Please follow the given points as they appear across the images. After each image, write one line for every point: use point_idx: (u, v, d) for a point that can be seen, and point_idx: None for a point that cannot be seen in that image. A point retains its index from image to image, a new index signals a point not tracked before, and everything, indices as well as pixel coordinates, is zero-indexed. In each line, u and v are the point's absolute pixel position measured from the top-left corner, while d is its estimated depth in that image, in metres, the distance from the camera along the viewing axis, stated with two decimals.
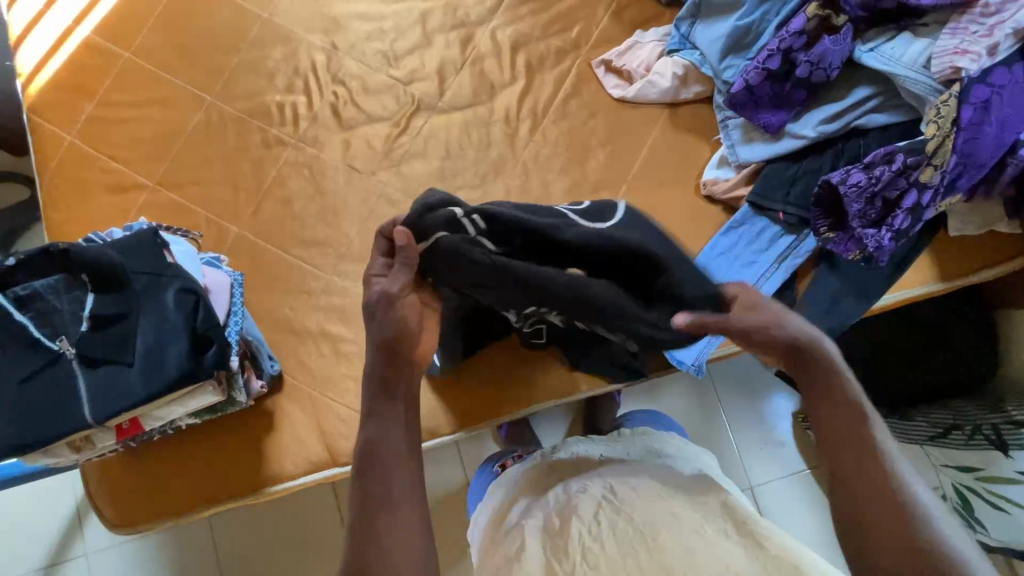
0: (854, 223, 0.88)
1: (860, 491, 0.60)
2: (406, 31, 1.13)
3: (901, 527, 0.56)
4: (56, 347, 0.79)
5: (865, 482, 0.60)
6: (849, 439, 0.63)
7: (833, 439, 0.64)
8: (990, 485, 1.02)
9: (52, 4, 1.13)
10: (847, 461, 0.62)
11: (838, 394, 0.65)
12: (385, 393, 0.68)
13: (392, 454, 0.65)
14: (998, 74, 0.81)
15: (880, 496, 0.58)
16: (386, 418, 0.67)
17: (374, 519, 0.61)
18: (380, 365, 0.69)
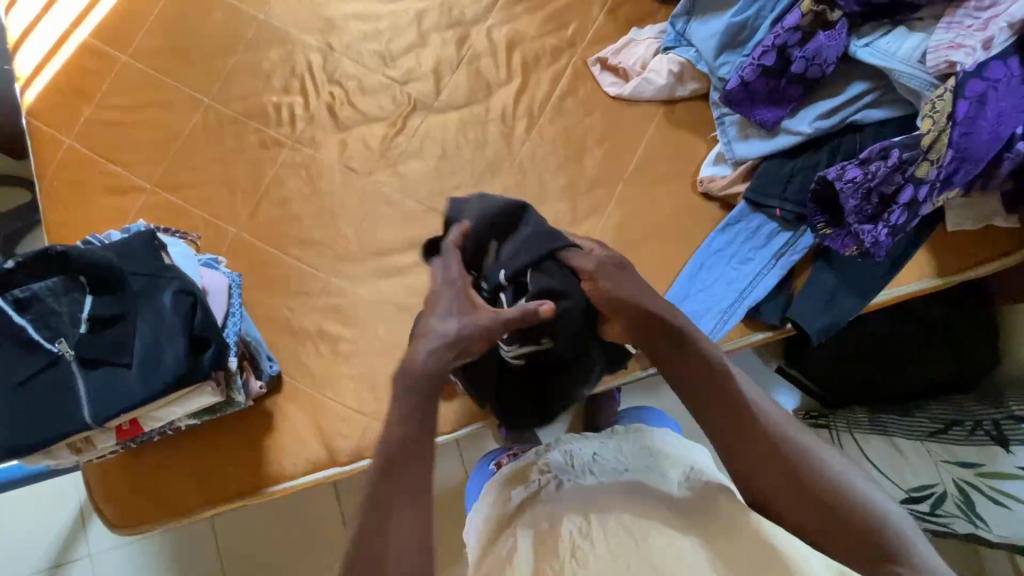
0: (850, 218, 0.88)
1: (773, 474, 0.63)
2: (402, 31, 1.13)
3: (814, 496, 0.61)
4: (55, 348, 0.79)
5: (774, 468, 0.63)
6: (748, 429, 0.65)
7: (727, 434, 0.66)
8: (991, 481, 0.98)
9: (49, 8, 1.13)
10: (752, 451, 0.64)
11: (720, 384, 0.67)
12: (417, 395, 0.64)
13: (415, 464, 0.62)
14: (994, 67, 0.78)
15: (789, 471, 0.63)
16: (414, 431, 0.63)
17: (387, 516, 0.59)
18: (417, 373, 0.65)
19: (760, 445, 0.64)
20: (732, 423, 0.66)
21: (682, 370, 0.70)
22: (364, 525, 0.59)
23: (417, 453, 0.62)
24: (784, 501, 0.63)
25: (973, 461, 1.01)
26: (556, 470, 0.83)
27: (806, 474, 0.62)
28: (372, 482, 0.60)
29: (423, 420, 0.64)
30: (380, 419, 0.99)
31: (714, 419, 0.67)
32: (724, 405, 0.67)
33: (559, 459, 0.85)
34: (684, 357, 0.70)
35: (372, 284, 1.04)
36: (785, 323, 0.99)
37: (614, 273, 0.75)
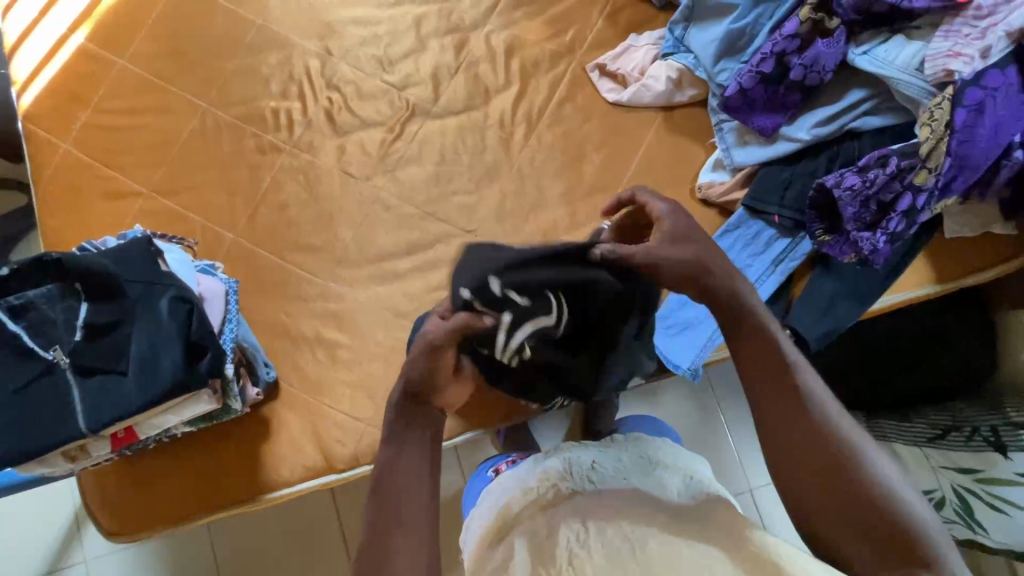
0: (848, 226, 0.88)
1: (805, 451, 0.59)
2: (401, 36, 1.13)
3: (843, 483, 0.57)
4: (50, 356, 0.78)
5: (812, 442, 0.59)
6: (790, 407, 0.60)
7: (769, 406, 0.61)
8: (990, 488, 0.99)
9: (46, 13, 1.13)
10: (789, 432, 0.60)
11: (772, 356, 0.62)
12: (402, 417, 0.62)
13: (408, 479, 0.61)
14: (991, 76, 0.79)
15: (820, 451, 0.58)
16: (404, 447, 0.62)
17: (386, 535, 0.58)
18: (397, 398, 0.62)
19: (800, 425, 0.59)
20: (770, 398, 0.61)
21: (732, 335, 0.64)
22: (364, 549, 0.58)
23: (409, 468, 0.61)
24: (808, 491, 0.58)
25: (973, 467, 1.01)
26: (555, 478, 0.82)
27: (843, 464, 0.57)
28: (370, 506, 0.60)
29: (415, 432, 0.62)
30: (377, 425, 0.98)
31: (758, 390, 0.62)
32: (773, 377, 0.61)
33: (559, 467, 0.84)
34: (737, 321, 0.63)
35: (369, 290, 1.03)
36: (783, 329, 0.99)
37: (682, 241, 0.64)
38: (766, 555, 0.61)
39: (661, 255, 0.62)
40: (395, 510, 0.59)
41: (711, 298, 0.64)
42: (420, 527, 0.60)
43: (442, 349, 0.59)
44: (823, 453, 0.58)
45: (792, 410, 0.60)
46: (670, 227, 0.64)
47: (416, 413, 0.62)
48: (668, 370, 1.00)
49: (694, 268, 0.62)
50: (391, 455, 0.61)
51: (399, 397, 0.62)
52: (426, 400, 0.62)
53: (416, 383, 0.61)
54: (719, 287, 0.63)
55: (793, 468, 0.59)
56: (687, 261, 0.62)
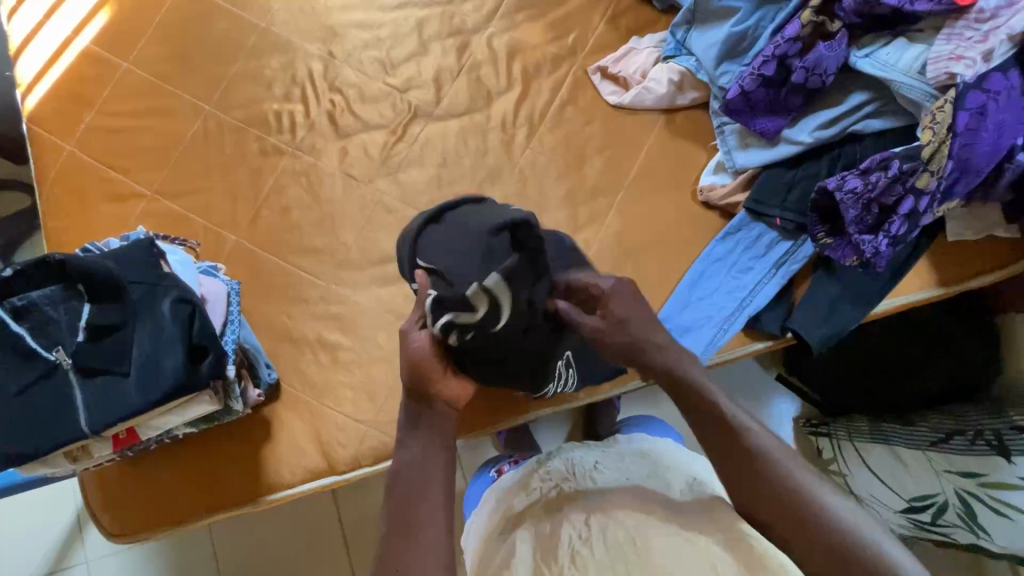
0: (851, 228, 0.88)
1: (759, 496, 0.63)
2: (403, 39, 1.14)
3: (801, 528, 0.60)
4: (53, 357, 0.79)
5: (763, 487, 0.63)
6: (745, 461, 0.65)
7: (726, 464, 0.66)
8: (994, 492, 0.98)
9: (51, 15, 1.13)
10: (745, 481, 0.64)
11: (718, 416, 0.68)
12: (411, 427, 0.73)
13: (421, 481, 0.69)
14: (994, 80, 0.79)
15: (774, 500, 0.62)
16: (416, 453, 0.71)
17: (404, 536, 0.64)
18: (410, 406, 0.74)
19: (756, 476, 0.64)
20: (721, 450, 0.66)
21: (681, 399, 0.71)
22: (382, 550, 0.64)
23: (422, 469, 0.70)
24: (776, 528, 0.62)
25: (975, 471, 1.00)
26: (558, 478, 0.82)
27: (802, 510, 0.61)
28: (387, 510, 0.67)
29: (425, 438, 0.72)
30: (379, 427, 0.98)
31: (714, 448, 0.67)
32: (721, 435, 0.67)
33: (563, 467, 0.85)
34: (679, 388, 0.72)
35: (371, 292, 1.04)
36: (786, 332, 0.98)
37: (611, 329, 0.76)
38: (755, 552, 0.63)
39: (604, 330, 0.76)
40: (411, 512, 0.66)
41: (655, 370, 0.74)
42: (434, 526, 0.65)
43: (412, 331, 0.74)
44: (783, 502, 0.62)
45: (743, 464, 0.65)
46: (615, 310, 0.75)
47: (424, 419, 0.73)
48: None
49: (631, 338, 0.75)
50: (405, 459, 0.71)
51: (406, 408, 0.75)
52: (428, 400, 0.74)
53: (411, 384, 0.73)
54: (654, 356, 0.74)
55: (764, 520, 0.63)
56: (629, 331, 0.75)
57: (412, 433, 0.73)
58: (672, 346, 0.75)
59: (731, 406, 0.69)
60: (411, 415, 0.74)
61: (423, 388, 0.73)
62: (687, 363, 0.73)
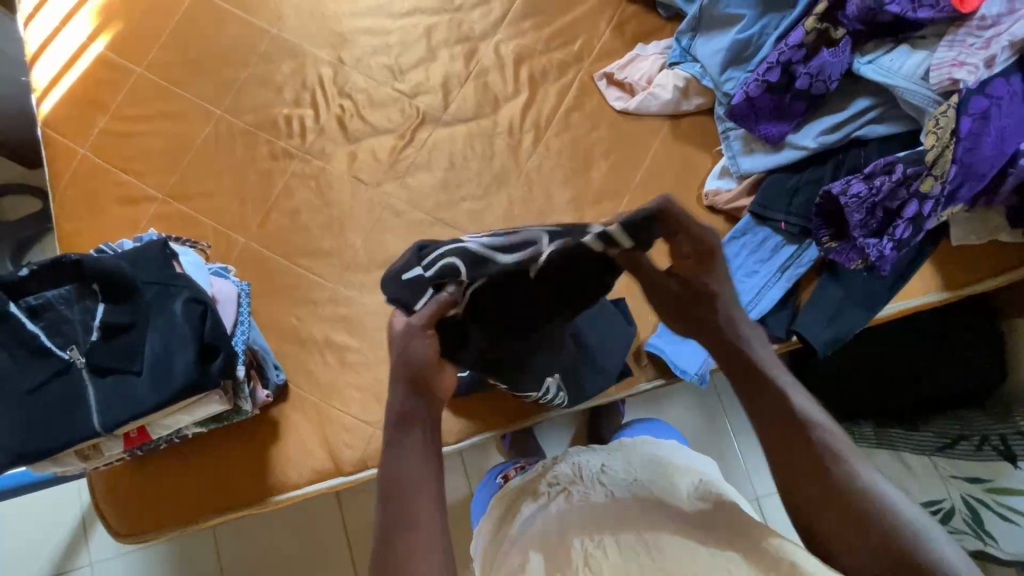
0: (855, 232, 0.88)
1: (815, 491, 0.61)
2: (411, 46, 1.15)
3: (855, 522, 0.58)
4: (67, 356, 0.80)
5: (822, 482, 0.60)
6: (808, 457, 0.61)
7: (786, 458, 0.63)
8: (1000, 497, 1.00)
9: (67, 22, 1.15)
10: (798, 469, 0.62)
11: (781, 404, 0.64)
12: (405, 425, 0.64)
13: (415, 478, 0.62)
14: (996, 85, 0.80)
15: (835, 492, 0.60)
16: (406, 453, 0.63)
17: (394, 540, 0.59)
18: (402, 398, 0.64)
19: (818, 473, 0.61)
20: (781, 442, 0.63)
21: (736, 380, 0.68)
22: (378, 556, 0.59)
23: (413, 468, 0.62)
24: (830, 525, 0.60)
25: (983, 477, 1.02)
26: (565, 482, 0.83)
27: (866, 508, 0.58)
28: (380, 512, 0.61)
29: (414, 434, 0.64)
30: None
31: (774, 440, 0.64)
32: (778, 423, 0.64)
33: (568, 472, 0.85)
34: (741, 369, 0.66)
35: (378, 294, 1.05)
36: (791, 335, 0.99)
37: (678, 294, 0.68)
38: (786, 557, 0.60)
39: (671, 289, 0.68)
40: (407, 512, 0.60)
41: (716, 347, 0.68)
42: (431, 530, 0.60)
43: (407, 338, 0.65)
44: (845, 501, 0.59)
45: (806, 458, 0.62)
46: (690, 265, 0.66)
47: (417, 415, 0.64)
48: (675, 375, 1.01)
49: (698, 316, 0.68)
50: (398, 454, 0.63)
51: (401, 396, 0.64)
52: (427, 390, 0.65)
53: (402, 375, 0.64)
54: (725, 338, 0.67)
55: (818, 524, 0.60)
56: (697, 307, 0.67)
57: (405, 434, 0.64)
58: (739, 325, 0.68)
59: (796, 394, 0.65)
60: (402, 409, 0.64)
61: (423, 381, 0.65)
62: (751, 343, 0.67)
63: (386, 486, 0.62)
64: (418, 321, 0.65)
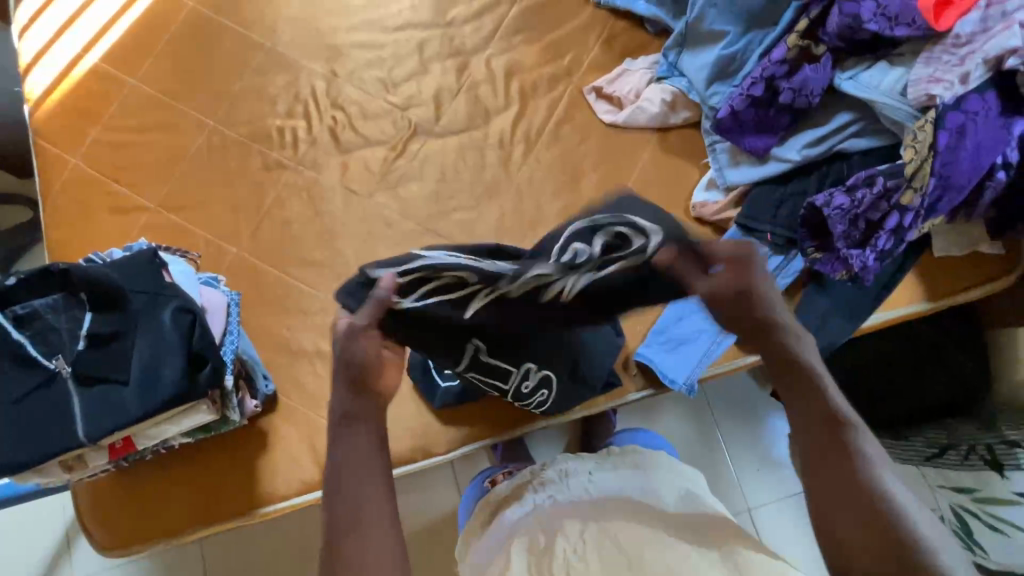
0: (839, 243, 0.90)
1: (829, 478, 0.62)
2: (404, 59, 1.17)
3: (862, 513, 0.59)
4: (52, 365, 0.80)
5: (838, 471, 0.62)
6: (833, 462, 0.62)
7: (815, 463, 0.64)
8: (989, 508, 1.00)
9: (61, 33, 1.16)
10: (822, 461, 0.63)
11: (809, 392, 0.65)
12: (348, 421, 0.66)
13: (360, 480, 0.63)
14: (972, 101, 0.81)
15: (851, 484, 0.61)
16: (354, 450, 0.64)
17: (338, 545, 0.60)
18: (345, 398, 0.66)
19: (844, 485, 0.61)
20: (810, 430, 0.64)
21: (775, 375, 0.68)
22: (325, 551, 0.61)
23: (359, 466, 0.64)
24: (840, 519, 0.61)
25: (969, 486, 1.04)
26: (552, 490, 0.83)
27: (888, 527, 0.58)
28: (326, 508, 0.63)
29: (360, 435, 0.65)
30: None
31: (800, 422, 0.65)
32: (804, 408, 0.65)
33: (555, 478, 0.85)
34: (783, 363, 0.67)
35: None
36: None
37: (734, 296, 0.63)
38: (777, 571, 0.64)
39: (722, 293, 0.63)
40: (353, 510, 0.62)
41: (762, 346, 0.67)
42: (377, 527, 0.61)
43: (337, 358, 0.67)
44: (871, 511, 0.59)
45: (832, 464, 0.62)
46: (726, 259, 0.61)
47: (362, 414, 0.66)
48: (665, 385, 1.02)
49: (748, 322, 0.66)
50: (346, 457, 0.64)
51: (342, 395, 0.66)
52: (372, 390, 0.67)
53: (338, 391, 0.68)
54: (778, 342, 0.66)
55: (829, 505, 0.62)
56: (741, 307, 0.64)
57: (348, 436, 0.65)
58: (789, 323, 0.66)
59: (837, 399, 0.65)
60: (346, 411, 0.66)
61: (362, 381, 0.66)
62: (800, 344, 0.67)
63: (330, 490, 0.63)
64: (356, 324, 0.63)
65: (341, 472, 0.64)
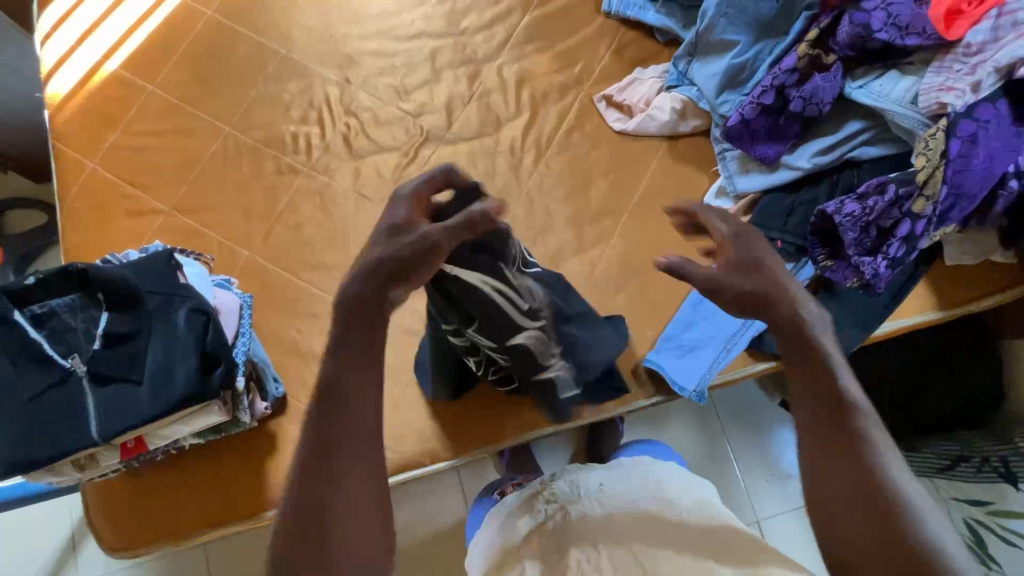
0: (850, 251, 0.90)
1: (835, 471, 0.56)
2: (417, 67, 1.19)
3: (864, 506, 0.53)
4: (67, 364, 0.81)
5: (841, 463, 0.56)
6: (833, 448, 0.56)
7: (815, 448, 0.57)
8: (1002, 520, 0.97)
9: (83, 40, 1.19)
10: (830, 450, 0.56)
11: (819, 376, 0.58)
12: (365, 322, 0.57)
13: (353, 426, 0.54)
14: (983, 109, 0.81)
15: (852, 474, 0.55)
16: (365, 358, 0.56)
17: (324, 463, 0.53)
18: (363, 289, 0.57)
19: (848, 486, 0.55)
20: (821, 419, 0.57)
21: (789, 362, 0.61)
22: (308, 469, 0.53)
23: (361, 385, 0.55)
24: (839, 517, 0.54)
25: (983, 499, 1.01)
26: (563, 500, 0.83)
27: (887, 524, 0.52)
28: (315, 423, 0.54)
29: (365, 389, 0.56)
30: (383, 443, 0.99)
31: (806, 406, 0.58)
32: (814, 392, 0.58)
33: (566, 489, 0.85)
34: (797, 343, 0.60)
35: None
36: None
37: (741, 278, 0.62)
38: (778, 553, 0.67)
39: (721, 281, 0.63)
40: (344, 432, 0.54)
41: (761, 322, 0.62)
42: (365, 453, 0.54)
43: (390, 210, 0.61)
44: (878, 524, 0.52)
45: (839, 452, 0.56)
46: (733, 256, 0.64)
47: (372, 320, 0.57)
48: (674, 391, 1.01)
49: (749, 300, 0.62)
50: (338, 421, 0.54)
51: (358, 279, 0.57)
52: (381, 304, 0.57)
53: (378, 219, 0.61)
54: (781, 318, 0.61)
55: (825, 499, 0.56)
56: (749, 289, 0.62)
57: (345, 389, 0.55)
58: (802, 306, 0.61)
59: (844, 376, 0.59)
60: (363, 303, 0.57)
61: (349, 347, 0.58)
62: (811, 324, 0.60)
63: (324, 394, 0.55)
64: (442, 228, 0.58)
65: (340, 382, 0.55)
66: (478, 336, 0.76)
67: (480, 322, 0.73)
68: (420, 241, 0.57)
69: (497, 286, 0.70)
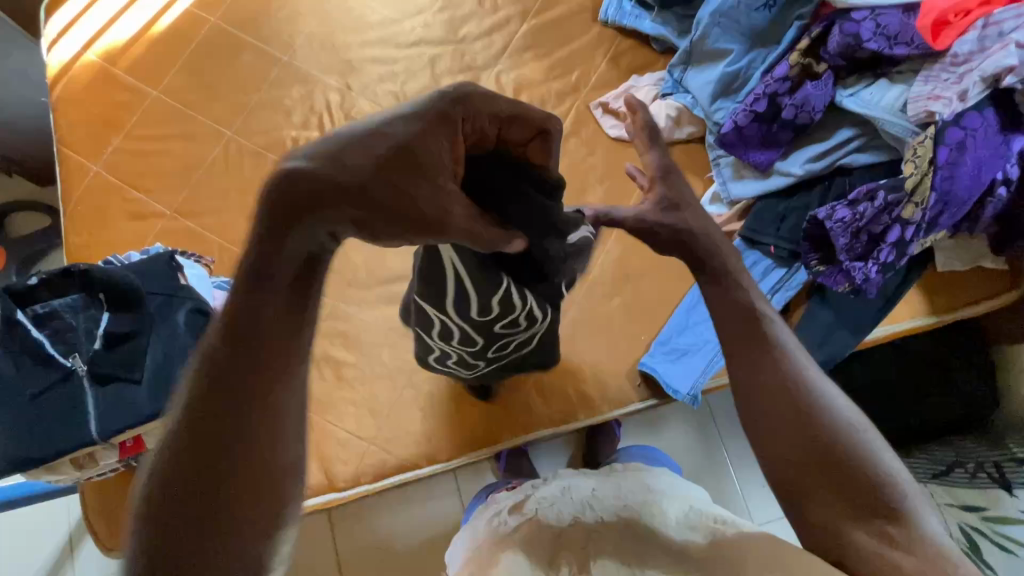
0: (842, 256, 0.91)
1: (764, 380, 0.57)
2: (417, 74, 1.21)
3: (791, 408, 0.55)
4: (68, 364, 0.82)
5: (767, 370, 0.57)
6: (757, 357, 0.58)
7: (737, 360, 0.59)
8: (996, 526, 0.99)
9: (90, 45, 1.21)
10: (754, 361, 0.58)
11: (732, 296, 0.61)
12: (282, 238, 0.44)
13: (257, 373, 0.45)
14: (970, 117, 0.82)
15: (776, 379, 0.57)
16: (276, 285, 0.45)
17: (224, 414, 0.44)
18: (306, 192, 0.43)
19: (776, 395, 0.56)
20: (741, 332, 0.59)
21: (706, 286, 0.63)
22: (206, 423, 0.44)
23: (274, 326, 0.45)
24: (772, 422, 0.56)
25: (978, 504, 1.03)
26: (552, 501, 0.83)
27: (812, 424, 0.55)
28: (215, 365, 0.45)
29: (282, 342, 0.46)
30: (380, 444, 0.99)
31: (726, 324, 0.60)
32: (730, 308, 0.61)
33: (556, 493, 0.85)
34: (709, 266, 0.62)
35: (377, 310, 1.07)
36: None
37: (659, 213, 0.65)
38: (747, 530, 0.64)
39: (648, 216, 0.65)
40: (253, 380, 0.45)
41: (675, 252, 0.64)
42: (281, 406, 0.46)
43: (434, 131, 0.46)
44: (808, 424, 0.55)
45: (756, 354, 0.58)
46: (660, 194, 0.67)
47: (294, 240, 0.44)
48: (669, 394, 1.02)
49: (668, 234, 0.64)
50: (239, 380, 0.44)
51: (300, 172, 0.43)
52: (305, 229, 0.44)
53: (413, 128, 0.46)
54: (697, 248, 0.63)
55: (759, 409, 0.57)
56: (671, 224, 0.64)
57: (241, 346, 0.45)
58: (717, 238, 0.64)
59: (753, 294, 0.62)
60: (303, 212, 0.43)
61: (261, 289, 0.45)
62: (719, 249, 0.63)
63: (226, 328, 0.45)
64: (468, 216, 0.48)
65: (245, 315, 0.45)
66: (417, 295, 0.65)
67: (431, 292, 0.62)
68: (438, 212, 0.46)
69: (476, 285, 0.60)
